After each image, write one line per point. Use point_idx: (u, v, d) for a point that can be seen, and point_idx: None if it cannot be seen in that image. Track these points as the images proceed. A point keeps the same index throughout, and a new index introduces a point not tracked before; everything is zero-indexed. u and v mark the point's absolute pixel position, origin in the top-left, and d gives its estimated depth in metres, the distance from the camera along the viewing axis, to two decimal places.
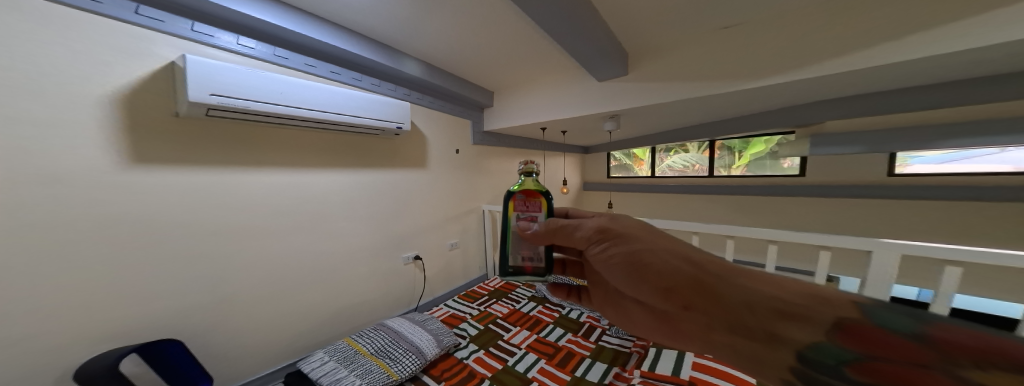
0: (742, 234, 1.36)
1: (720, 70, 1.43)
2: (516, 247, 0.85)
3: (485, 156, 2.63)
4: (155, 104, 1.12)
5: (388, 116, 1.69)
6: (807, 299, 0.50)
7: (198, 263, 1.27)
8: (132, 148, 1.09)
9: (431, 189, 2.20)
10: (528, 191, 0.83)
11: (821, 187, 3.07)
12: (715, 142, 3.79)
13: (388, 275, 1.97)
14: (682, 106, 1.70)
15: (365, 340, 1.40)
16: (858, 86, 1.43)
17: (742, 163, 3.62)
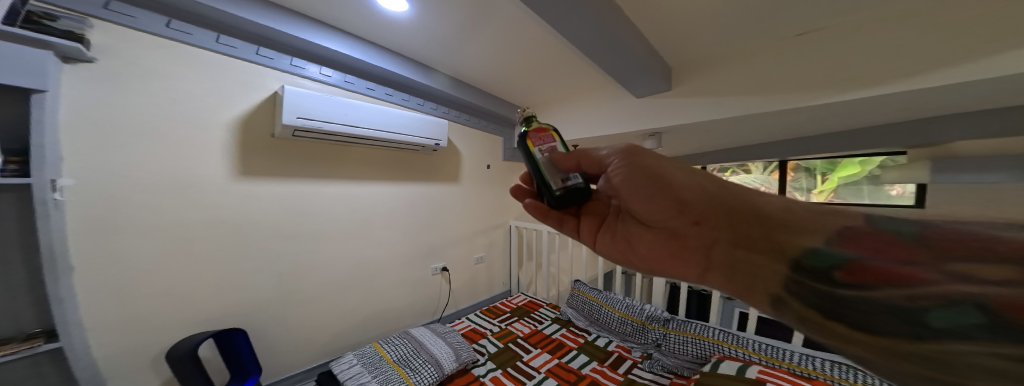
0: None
1: (787, 80, 1.26)
2: (552, 170, 0.74)
3: (515, 173, 2.65)
4: (259, 127, 1.34)
5: (432, 135, 1.80)
6: (816, 213, 0.51)
7: (262, 262, 1.40)
8: (240, 162, 1.30)
9: (461, 203, 2.25)
10: (537, 127, 0.78)
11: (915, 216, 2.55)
12: (787, 162, 3.08)
13: (417, 284, 2.02)
14: (733, 122, 1.55)
15: (390, 347, 1.43)
16: (962, 103, 1.20)
17: (827, 189, 2.88)
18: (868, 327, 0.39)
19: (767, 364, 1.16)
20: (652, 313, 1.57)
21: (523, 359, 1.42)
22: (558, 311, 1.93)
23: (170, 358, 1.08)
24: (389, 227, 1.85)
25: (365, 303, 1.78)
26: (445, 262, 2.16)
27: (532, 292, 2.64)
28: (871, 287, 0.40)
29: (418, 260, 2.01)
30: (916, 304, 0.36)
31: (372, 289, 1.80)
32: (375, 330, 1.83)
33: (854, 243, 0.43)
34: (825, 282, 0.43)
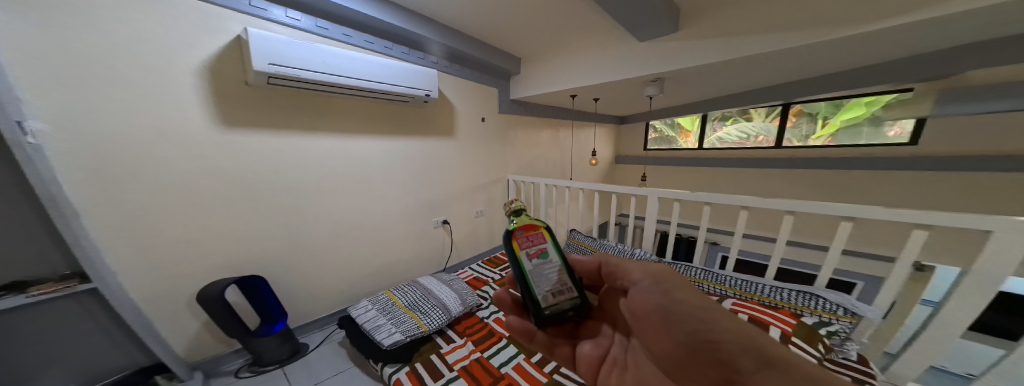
0: (809, 209, 1.19)
1: (801, 19, 1.18)
2: (540, 286, 0.75)
3: (513, 127, 2.57)
4: (232, 75, 1.23)
5: (421, 85, 1.69)
6: None
7: (267, 217, 1.41)
8: (219, 112, 1.23)
9: (458, 158, 2.21)
10: (525, 225, 0.79)
11: (902, 161, 2.61)
12: (791, 107, 3.21)
13: (421, 237, 2.10)
14: (742, 65, 1.47)
15: (401, 293, 1.54)
16: (981, 31, 1.13)
17: (827, 132, 3.04)
18: None
19: (740, 297, 1.29)
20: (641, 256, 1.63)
21: None
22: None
23: (203, 300, 1.17)
24: (385, 185, 1.83)
25: (371, 256, 1.85)
26: (445, 216, 2.21)
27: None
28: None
29: (419, 215, 2.05)
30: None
31: (376, 243, 1.86)
32: (383, 279, 1.94)
33: None
34: None
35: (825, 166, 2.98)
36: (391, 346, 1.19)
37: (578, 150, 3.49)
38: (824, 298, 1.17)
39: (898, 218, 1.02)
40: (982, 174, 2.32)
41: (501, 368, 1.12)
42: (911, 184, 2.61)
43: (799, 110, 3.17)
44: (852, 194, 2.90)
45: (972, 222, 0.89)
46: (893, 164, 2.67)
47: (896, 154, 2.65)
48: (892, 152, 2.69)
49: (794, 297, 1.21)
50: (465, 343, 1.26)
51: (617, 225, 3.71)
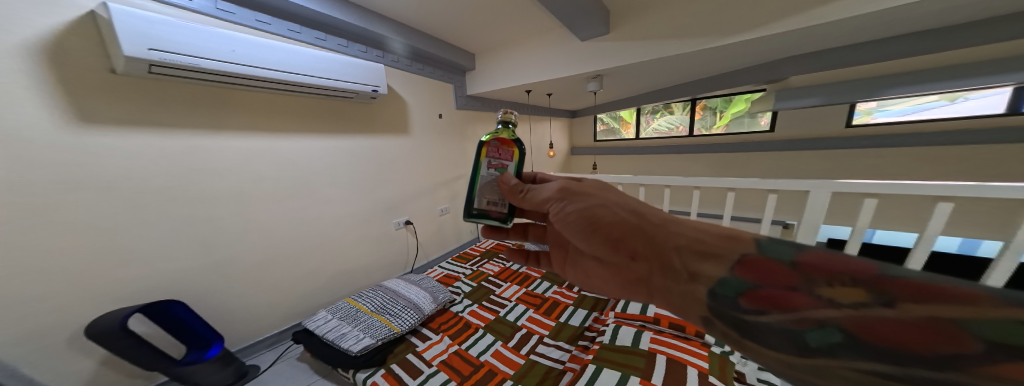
0: (711, 185, 1.40)
1: (701, 25, 1.39)
2: (481, 191, 0.74)
3: (470, 123, 2.56)
4: (89, 60, 0.98)
5: (357, 78, 1.54)
6: (722, 240, 0.53)
7: (183, 231, 1.23)
8: (78, 109, 0.97)
9: (413, 155, 2.13)
10: (502, 139, 0.73)
11: (788, 142, 3.22)
12: (698, 102, 3.77)
13: (382, 240, 2.00)
14: (667, 63, 1.67)
15: (365, 299, 1.46)
16: (834, 39, 1.44)
17: (722, 123, 3.66)
18: (772, 345, 0.41)
19: None
20: None
21: (496, 293, 1.55)
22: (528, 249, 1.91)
23: (91, 335, 0.96)
24: (334, 187, 1.71)
25: (324, 264, 1.73)
26: (407, 215, 2.13)
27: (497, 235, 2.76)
28: (764, 313, 0.43)
29: (376, 216, 1.95)
30: (799, 328, 0.39)
31: (329, 250, 1.74)
32: (342, 286, 1.83)
33: (749, 268, 0.47)
34: (734, 309, 0.45)
35: (736, 148, 3.53)
36: (361, 351, 1.15)
37: (536, 142, 3.60)
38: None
39: (772, 188, 1.26)
40: (844, 148, 2.96)
41: (480, 357, 1.16)
42: (798, 160, 3.23)
43: (703, 104, 3.74)
44: (758, 171, 3.48)
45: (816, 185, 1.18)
46: (787, 144, 3.25)
47: (789, 135, 3.23)
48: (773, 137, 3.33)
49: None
50: (441, 338, 1.26)
51: None
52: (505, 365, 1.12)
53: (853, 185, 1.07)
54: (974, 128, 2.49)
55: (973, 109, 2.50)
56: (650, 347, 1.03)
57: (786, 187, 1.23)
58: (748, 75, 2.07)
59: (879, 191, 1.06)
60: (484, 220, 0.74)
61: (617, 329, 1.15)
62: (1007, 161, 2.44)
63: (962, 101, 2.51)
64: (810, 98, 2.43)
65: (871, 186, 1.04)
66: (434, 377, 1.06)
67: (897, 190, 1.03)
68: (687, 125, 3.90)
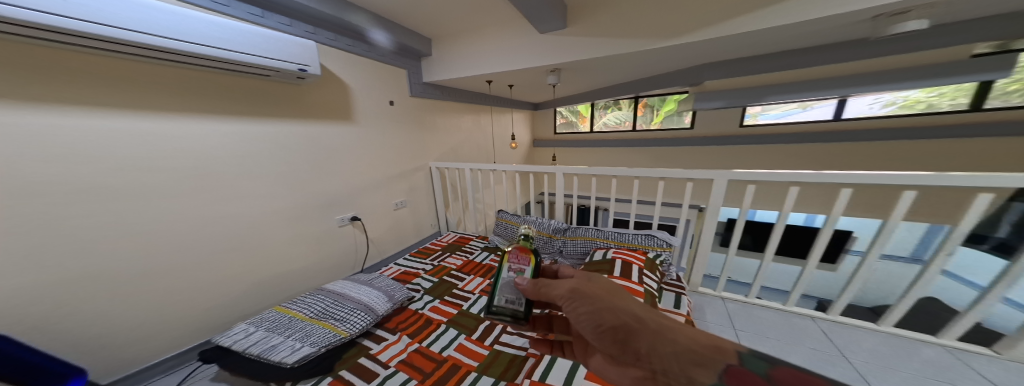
0: (645, 174, 1.52)
1: (654, 27, 1.50)
2: (501, 290, 0.79)
3: (429, 111, 2.41)
4: None
5: (274, 53, 1.23)
6: (711, 350, 0.49)
7: (9, 237, 0.90)
8: None
9: (360, 144, 1.89)
10: (522, 245, 0.80)
11: (709, 140, 3.78)
12: (641, 100, 4.19)
13: (322, 239, 1.75)
14: (628, 58, 1.76)
15: (301, 306, 1.26)
16: (763, 46, 1.68)
17: (657, 120, 4.15)
18: None
19: (616, 247, 1.42)
20: (556, 226, 1.59)
21: (459, 286, 1.45)
22: (488, 240, 1.82)
23: None
24: (253, 178, 1.41)
25: (243, 268, 1.43)
26: (353, 211, 1.90)
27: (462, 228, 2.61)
28: None
29: (315, 212, 1.68)
30: None
31: (250, 252, 1.44)
32: (269, 293, 1.55)
33: (734, 379, 0.44)
34: None
35: (671, 144, 4.04)
36: (301, 361, 0.99)
37: (498, 133, 3.57)
38: (657, 238, 1.44)
39: (690, 177, 1.42)
40: (749, 147, 3.59)
41: (443, 352, 1.10)
42: (717, 157, 3.83)
43: (644, 103, 4.17)
44: (688, 165, 4.04)
45: (716, 175, 1.39)
46: (707, 140, 3.83)
47: (708, 133, 3.80)
48: (693, 133, 3.90)
49: (642, 239, 1.44)
50: (400, 337, 1.16)
51: (539, 204, 4.08)
52: (470, 357, 1.08)
53: (749, 173, 1.27)
54: (834, 132, 3.23)
55: (820, 115, 3.28)
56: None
57: (701, 175, 1.40)
58: (674, 79, 2.41)
59: (760, 178, 1.28)
60: (502, 316, 0.76)
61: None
62: (853, 159, 3.23)
63: (812, 109, 3.28)
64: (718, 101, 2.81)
65: (762, 174, 1.24)
66: (392, 379, 0.97)
67: (773, 177, 1.26)
68: (631, 120, 4.32)
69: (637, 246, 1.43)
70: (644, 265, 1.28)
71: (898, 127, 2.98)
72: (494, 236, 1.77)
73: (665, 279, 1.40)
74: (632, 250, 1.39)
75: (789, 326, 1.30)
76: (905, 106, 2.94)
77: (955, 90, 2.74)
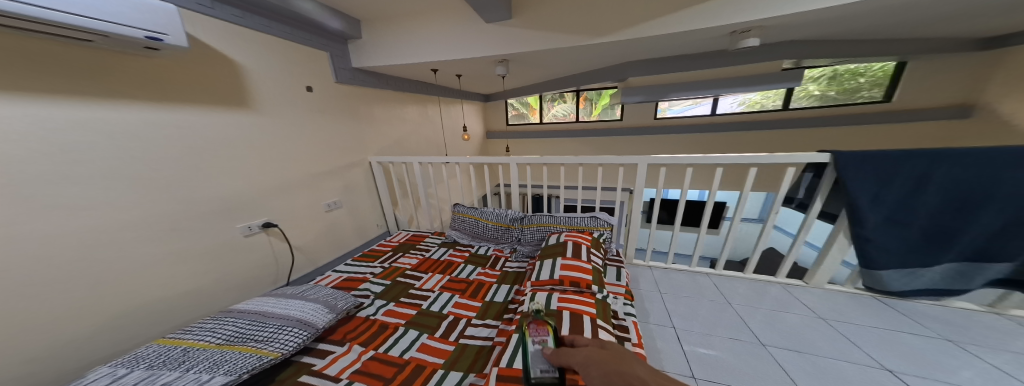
0: (582, 159, 1.52)
1: (612, 22, 1.50)
2: (534, 361, 0.74)
3: (361, 101, 1.91)
4: None
5: (94, 11, 0.81)
6: None
7: None
8: None
9: (277, 133, 1.45)
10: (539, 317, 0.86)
11: (635, 131, 3.59)
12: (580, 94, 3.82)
13: (232, 253, 1.30)
14: (584, 50, 1.75)
15: (196, 331, 0.90)
16: (699, 45, 1.86)
17: (594, 114, 3.84)
18: None
19: (567, 230, 1.46)
20: (512, 215, 1.63)
21: (417, 286, 1.30)
22: (444, 236, 1.74)
23: None
24: (94, 177, 0.94)
25: (81, 308, 0.94)
26: (269, 216, 1.42)
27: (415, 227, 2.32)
28: None
29: (210, 223, 1.21)
30: None
31: (95, 285, 0.96)
32: (136, 339, 1.06)
33: None
34: None
35: None
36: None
37: (453, 125, 3.18)
38: (600, 218, 1.52)
39: (615, 162, 1.41)
40: None
41: (405, 355, 0.98)
42: None
43: (584, 97, 3.85)
44: None
45: (628, 160, 1.36)
46: (631, 130, 3.65)
47: (633, 123, 3.63)
48: (621, 126, 3.69)
49: (585, 221, 1.49)
50: (351, 347, 0.99)
51: (494, 196, 3.93)
52: (435, 356, 0.99)
53: (661, 158, 1.26)
54: None
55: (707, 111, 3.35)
56: (560, 306, 1.03)
57: (622, 160, 1.38)
58: (605, 73, 2.52)
59: (665, 162, 1.31)
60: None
61: (535, 294, 1.12)
62: None
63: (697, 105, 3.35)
64: (635, 95, 2.66)
65: (678, 160, 1.24)
66: None
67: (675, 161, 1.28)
68: (574, 113, 3.93)
69: (581, 228, 1.48)
70: (590, 244, 1.35)
71: (755, 123, 3.20)
72: (451, 231, 1.70)
73: (609, 255, 1.50)
74: (580, 232, 1.44)
75: (692, 286, 1.55)
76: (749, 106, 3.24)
77: (777, 93, 3.10)
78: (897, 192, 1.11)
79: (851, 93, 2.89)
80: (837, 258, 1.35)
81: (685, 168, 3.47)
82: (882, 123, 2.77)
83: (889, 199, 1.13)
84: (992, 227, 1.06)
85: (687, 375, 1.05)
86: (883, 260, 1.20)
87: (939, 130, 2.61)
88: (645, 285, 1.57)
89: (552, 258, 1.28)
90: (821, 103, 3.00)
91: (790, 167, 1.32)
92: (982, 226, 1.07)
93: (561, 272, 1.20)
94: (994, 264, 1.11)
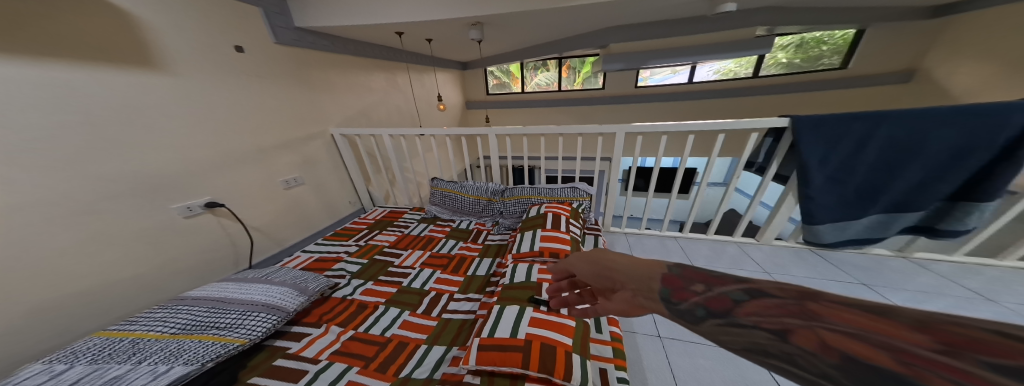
0: (563, 128, 1.48)
1: None
2: None
3: (318, 64, 1.68)
4: None
5: None
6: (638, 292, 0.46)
7: None
8: None
9: (209, 101, 1.23)
10: None
11: (614, 99, 3.58)
12: (563, 62, 3.68)
13: (174, 238, 1.16)
14: (568, 10, 1.61)
15: (143, 321, 0.79)
16: (684, 8, 1.79)
17: (578, 84, 3.76)
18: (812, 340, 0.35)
19: (548, 201, 1.45)
20: (493, 188, 1.59)
21: (396, 264, 1.25)
22: (423, 211, 1.68)
23: None
24: None
25: None
26: (214, 194, 1.27)
27: (392, 204, 2.22)
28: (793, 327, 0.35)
29: (134, 206, 1.05)
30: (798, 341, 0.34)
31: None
32: (64, 339, 0.94)
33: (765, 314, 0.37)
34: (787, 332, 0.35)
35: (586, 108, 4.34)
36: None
37: (429, 91, 2.94)
38: (579, 189, 1.52)
39: (594, 131, 1.39)
40: None
41: (385, 333, 0.96)
42: None
43: (567, 65, 3.69)
44: None
45: (606, 129, 1.35)
46: (613, 99, 3.63)
47: (613, 93, 3.59)
48: (603, 94, 3.63)
49: (566, 191, 1.48)
50: (329, 328, 0.94)
51: (474, 168, 3.82)
52: (417, 332, 0.98)
53: (636, 125, 1.26)
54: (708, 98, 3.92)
55: (685, 78, 3.34)
56: (538, 278, 1.06)
57: (600, 129, 1.37)
58: (587, 39, 2.45)
59: (639, 130, 1.30)
60: None
61: (515, 267, 1.13)
62: None
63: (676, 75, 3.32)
64: (616, 62, 2.59)
65: (656, 128, 1.25)
66: (326, 372, 0.79)
67: (647, 129, 1.28)
68: (557, 82, 3.81)
69: (560, 199, 1.47)
70: (569, 214, 1.35)
71: (728, 91, 3.25)
72: (430, 207, 1.64)
73: (587, 225, 1.52)
74: (560, 202, 1.43)
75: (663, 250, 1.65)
76: (721, 74, 3.27)
77: (749, 60, 3.14)
78: (839, 153, 1.20)
79: (813, 61, 3.00)
80: (784, 216, 1.48)
81: (658, 138, 3.59)
82: (836, 90, 2.98)
83: (833, 160, 1.22)
84: (916, 181, 1.16)
85: (654, 334, 1.15)
86: (821, 214, 1.33)
87: (884, 94, 2.89)
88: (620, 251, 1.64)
89: (533, 230, 1.27)
90: (787, 70, 3.09)
91: (753, 132, 1.39)
92: (906, 180, 1.17)
93: (541, 243, 1.20)
94: (908, 213, 1.24)
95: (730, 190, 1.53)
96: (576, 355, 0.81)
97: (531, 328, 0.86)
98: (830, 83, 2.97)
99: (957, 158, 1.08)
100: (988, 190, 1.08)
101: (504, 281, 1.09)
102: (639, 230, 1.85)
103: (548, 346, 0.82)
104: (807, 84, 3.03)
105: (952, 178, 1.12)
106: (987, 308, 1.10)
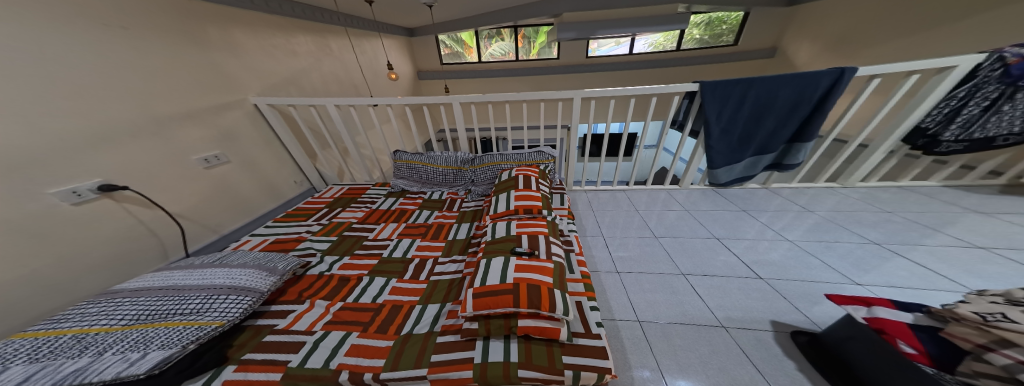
0: (526, 94, 1.54)
1: None
2: None
3: (220, 16, 1.37)
4: None
5: None
6: None
7: None
8: None
9: (66, 56, 0.94)
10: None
11: (563, 73, 3.80)
12: (518, 29, 3.64)
13: (68, 227, 0.95)
14: None
15: (97, 317, 0.74)
16: None
17: (533, 54, 3.81)
18: None
19: (517, 165, 1.54)
20: (462, 157, 1.60)
21: (371, 237, 1.21)
22: (389, 186, 1.61)
23: None
24: None
25: None
26: (108, 176, 1.02)
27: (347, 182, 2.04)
28: None
29: None
30: None
31: None
32: None
33: None
34: None
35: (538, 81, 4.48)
36: (152, 370, 0.64)
37: (376, 56, 2.66)
38: (543, 152, 1.63)
39: (555, 95, 1.49)
40: None
41: (377, 299, 0.95)
42: None
43: (521, 34, 3.70)
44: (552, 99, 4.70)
45: (565, 94, 1.46)
46: (564, 69, 3.85)
47: (567, 62, 3.81)
48: (555, 64, 3.81)
49: (531, 156, 1.59)
50: (314, 303, 0.91)
51: (438, 142, 3.70)
52: (408, 294, 0.98)
53: (589, 90, 1.39)
54: None
55: (628, 49, 3.70)
56: (518, 231, 1.15)
57: (561, 94, 1.47)
58: None
59: (591, 94, 1.44)
60: None
61: (495, 224, 1.21)
62: None
63: (618, 47, 3.68)
64: (569, 32, 2.73)
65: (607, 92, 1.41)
66: (325, 341, 0.79)
67: (599, 93, 1.42)
68: (513, 52, 3.81)
69: (527, 163, 1.57)
70: (536, 174, 1.47)
71: (656, 62, 3.76)
72: (397, 181, 1.58)
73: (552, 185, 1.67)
74: (527, 166, 1.53)
75: (614, 202, 1.93)
76: (653, 47, 3.72)
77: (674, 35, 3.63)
78: (728, 110, 1.57)
79: (717, 38, 3.61)
80: (697, 164, 1.88)
81: (608, 101, 3.98)
82: (731, 62, 3.69)
83: (725, 116, 1.59)
84: (771, 129, 1.62)
85: (612, 270, 1.38)
86: (717, 159, 1.73)
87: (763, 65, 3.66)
88: (581, 207, 1.88)
89: (507, 192, 1.36)
90: (699, 45, 3.66)
91: (675, 96, 1.68)
92: (767, 129, 1.61)
93: (517, 202, 1.30)
94: (767, 154, 1.72)
95: (659, 148, 1.84)
96: (557, 291, 0.91)
97: (518, 273, 0.95)
98: (727, 57, 3.67)
99: (794, 109, 1.54)
100: (810, 131, 1.59)
101: (487, 238, 1.17)
102: (595, 187, 2.11)
103: (533, 286, 0.91)
104: (713, 58, 3.66)
105: (790, 125, 1.59)
106: (813, 217, 1.62)
